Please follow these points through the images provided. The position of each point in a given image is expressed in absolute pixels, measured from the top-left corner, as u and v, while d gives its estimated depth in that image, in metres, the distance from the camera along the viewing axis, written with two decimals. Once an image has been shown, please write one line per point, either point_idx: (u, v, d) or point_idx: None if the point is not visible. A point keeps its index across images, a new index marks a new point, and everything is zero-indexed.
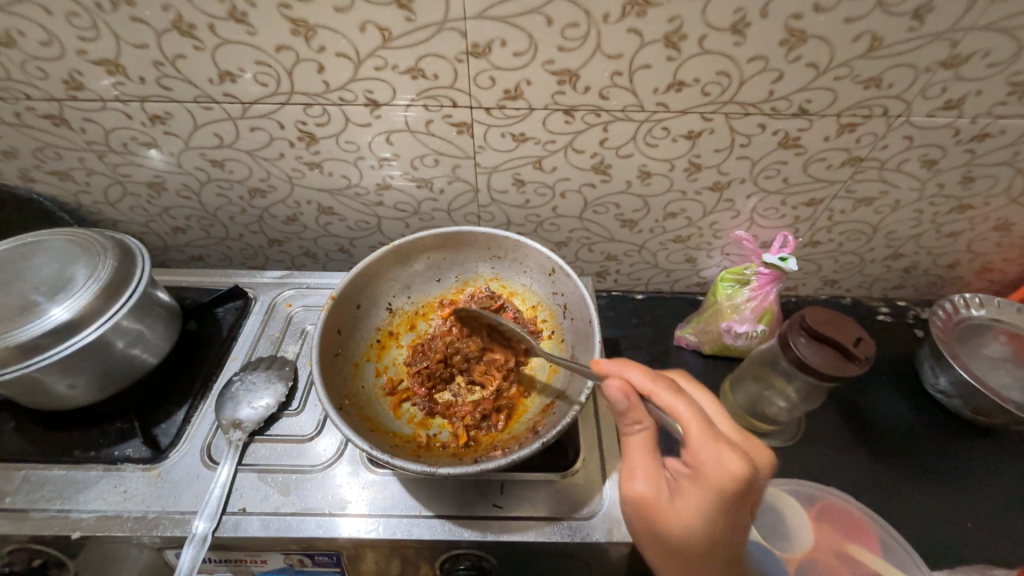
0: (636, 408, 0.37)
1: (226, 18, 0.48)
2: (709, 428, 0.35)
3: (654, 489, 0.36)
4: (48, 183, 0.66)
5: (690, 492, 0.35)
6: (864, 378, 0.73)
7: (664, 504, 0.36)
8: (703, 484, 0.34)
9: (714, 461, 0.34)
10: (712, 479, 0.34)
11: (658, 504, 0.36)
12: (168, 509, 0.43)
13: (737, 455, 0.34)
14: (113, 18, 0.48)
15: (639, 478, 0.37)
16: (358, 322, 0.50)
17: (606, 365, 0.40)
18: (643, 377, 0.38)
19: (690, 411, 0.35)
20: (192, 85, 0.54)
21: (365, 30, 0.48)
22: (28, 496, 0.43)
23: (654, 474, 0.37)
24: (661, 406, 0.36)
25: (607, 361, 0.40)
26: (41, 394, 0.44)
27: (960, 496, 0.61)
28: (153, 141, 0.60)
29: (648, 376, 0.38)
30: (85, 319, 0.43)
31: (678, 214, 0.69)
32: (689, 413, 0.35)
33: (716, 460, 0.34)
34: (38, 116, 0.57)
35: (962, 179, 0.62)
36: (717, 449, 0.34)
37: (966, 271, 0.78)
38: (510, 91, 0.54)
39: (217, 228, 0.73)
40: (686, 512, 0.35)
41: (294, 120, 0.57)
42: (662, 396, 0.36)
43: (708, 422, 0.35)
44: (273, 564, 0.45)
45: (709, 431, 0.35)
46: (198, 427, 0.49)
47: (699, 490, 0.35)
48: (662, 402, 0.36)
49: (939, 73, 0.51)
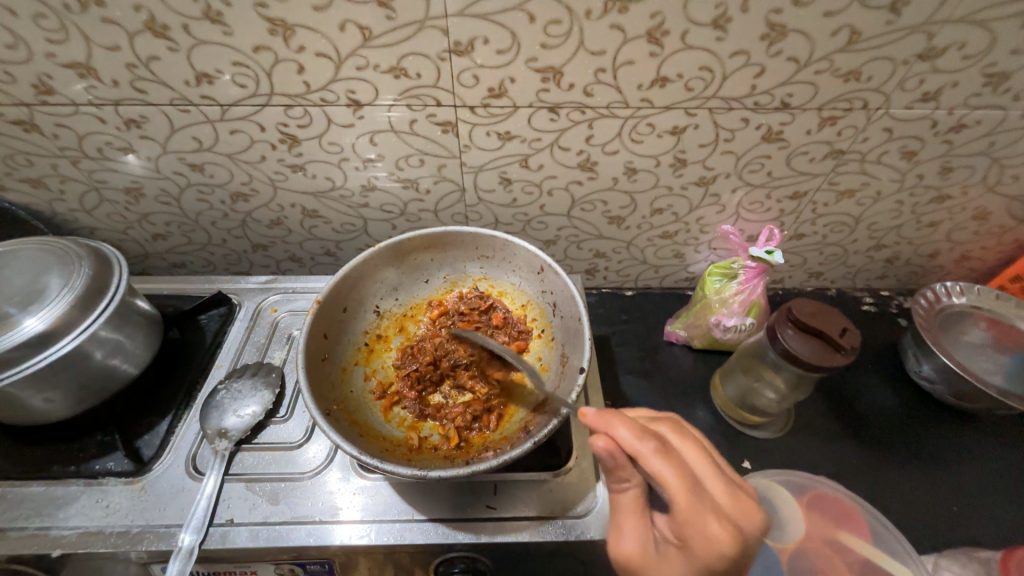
0: (622, 467, 0.37)
1: (201, 19, 0.46)
2: (696, 495, 0.35)
3: (642, 548, 0.37)
4: (20, 191, 0.64)
5: (675, 557, 0.35)
6: (850, 368, 0.74)
7: (651, 564, 0.36)
8: (688, 552, 0.34)
9: (699, 535, 0.34)
10: (697, 550, 0.34)
11: (645, 563, 0.37)
12: (153, 523, 0.42)
13: (722, 528, 0.34)
14: (82, 19, 0.46)
15: (628, 537, 0.37)
16: (346, 326, 0.49)
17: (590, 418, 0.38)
18: (630, 438, 0.36)
19: (676, 480, 0.34)
20: (167, 88, 0.52)
21: (345, 28, 0.47)
22: (5, 515, 0.42)
23: (642, 530, 0.37)
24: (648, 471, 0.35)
25: (591, 415, 0.38)
26: (16, 409, 0.42)
27: (946, 481, 0.62)
28: (129, 146, 0.59)
29: (636, 436, 0.36)
30: (61, 329, 0.41)
31: (665, 210, 0.69)
32: (677, 480, 0.35)
33: (702, 532, 0.34)
34: (7, 121, 0.55)
35: (940, 169, 0.63)
36: (703, 522, 0.34)
37: (946, 260, 0.79)
38: (494, 89, 0.53)
39: (198, 234, 0.71)
40: (671, 574, 0.36)
41: (275, 122, 0.56)
42: (650, 462, 0.35)
43: (695, 487, 0.35)
44: (263, 574, 0.44)
45: (694, 498, 0.34)
46: (182, 438, 0.48)
47: (684, 556, 0.35)
48: (649, 469, 0.35)
49: (917, 65, 0.51)
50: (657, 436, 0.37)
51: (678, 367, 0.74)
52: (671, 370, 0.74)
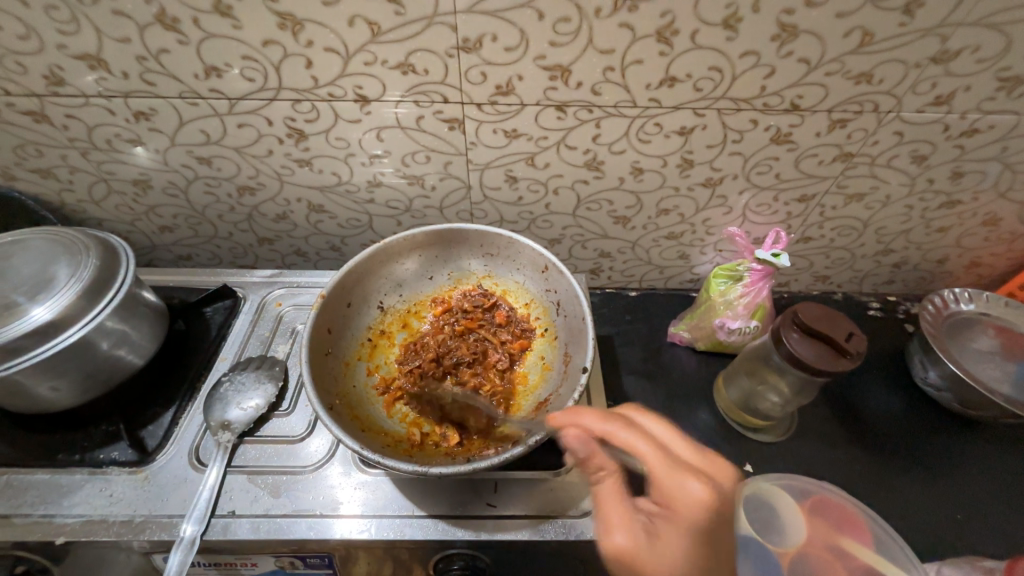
0: (596, 453, 0.39)
1: (211, 12, 0.47)
2: (667, 457, 0.37)
3: (635, 538, 0.35)
4: (30, 181, 0.64)
5: (668, 532, 0.35)
6: (856, 373, 0.73)
7: (645, 554, 0.35)
8: (678, 519, 0.35)
9: (682, 491, 0.35)
10: (682, 511, 0.35)
11: (640, 554, 0.35)
12: (155, 513, 0.42)
13: (700, 481, 0.36)
14: (94, 11, 0.47)
15: (617, 528, 0.36)
16: (350, 321, 0.49)
17: (560, 418, 0.40)
18: (596, 420, 0.39)
19: (647, 444, 0.38)
20: (177, 81, 0.53)
21: (354, 24, 0.47)
22: (10, 502, 0.42)
23: (631, 521, 0.36)
24: (620, 444, 0.38)
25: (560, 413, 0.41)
26: (23, 398, 0.43)
27: (950, 488, 0.62)
28: (138, 138, 0.59)
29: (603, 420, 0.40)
30: (67, 319, 0.42)
31: (671, 211, 0.69)
32: (647, 447, 0.38)
33: (683, 489, 0.35)
34: (18, 112, 0.56)
35: (951, 174, 0.62)
36: (682, 478, 0.35)
37: (955, 267, 0.78)
38: (501, 87, 0.53)
39: (205, 227, 0.71)
40: (667, 555, 0.34)
41: (282, 116, 0.56)
42: (620, 436, 0.39)
43: (666, 451, 0.38)
44: (263, 567, 0.44)
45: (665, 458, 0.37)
46: (186, 429, 0.48)
47: (675, 526, 0.35)
48: (622, 442, 0.38)
49: (930, 68, 0.51)
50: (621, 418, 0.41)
51: (681, 369, 0.74)
52: (674, 372, 0.74)
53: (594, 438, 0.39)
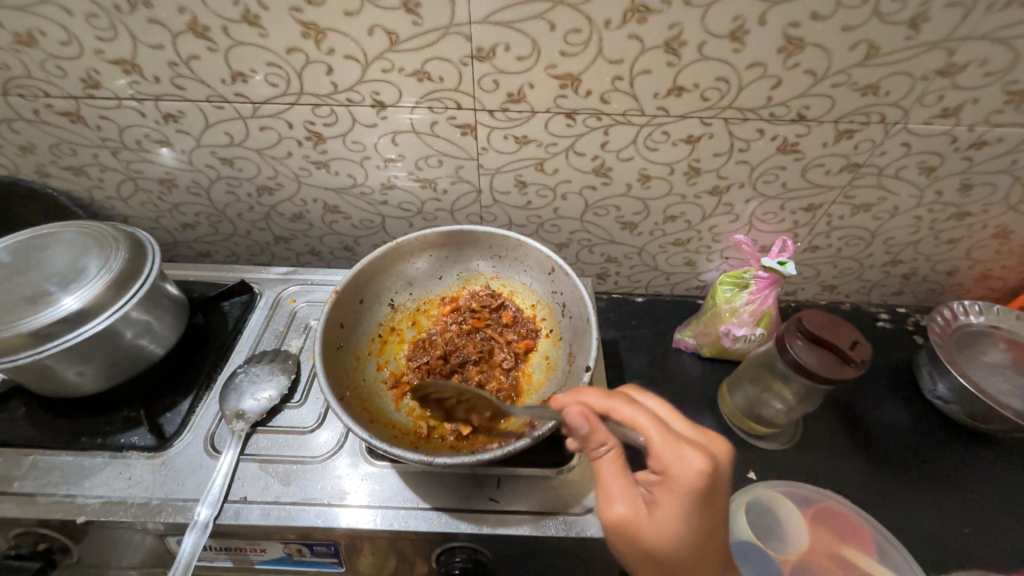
0: (597, 428, 0.39)
1: (239, 21, 0.49)
2: (668, 432, 0.38)
3: (635, 507, 0.36)
4: (63, 178, 0.67)
5: (666, 501, 0.36)
6: (863, 384, 0.73)
7: (643, 521, 0.36)
8: (677, 489, 0.35)
9: (680, 463, 0.36)
10: (681, 482, 0.35)
11: (638, 521, 0.36)
12: (171, 496, 0.44)
13: (699, 451, 0.36)
14: (131, 19, 0.49)
15: (617, 500, 0.37)
16: (362, 317, 0.51)
17: (563, 398, 0.41)
18: (598, 397, 0.40)
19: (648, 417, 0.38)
20: (204, 85, 0.55)
21: (373, 33, 0.50)
22: (35, 481, 0.44)
23: (631, 493, 0.37)
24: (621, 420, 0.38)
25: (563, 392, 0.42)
26: (52, 382, 0.45)
27: (958, 502, 0.61)
28: (165, 139, 0.62)
29: (603, 396, 0.41)
30: (96, 308, 0.44)
31: (678, 218, 0.69)
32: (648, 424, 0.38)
33: (682, 459, 0.36)
34: (56, 113, 0.59)
35: (960, 186, 0.63)
36: (682, 449, 0.36)
37: (965, 279, 0.78)
38: (513, 94, 0.55)
39: (225, 225, 0.74)
40: (666, 523, 0.36)
41: (302, 120, 0.58)
42: (620, 411, 0.39)
43: (667, 426, 0.38)
44: (271, 553, 0.45)
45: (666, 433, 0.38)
46: (202, 417, 0.50)
47: (673, 495, 0.36)
48: (621, 416, 0.38)
49: (936, 81, 0.51)
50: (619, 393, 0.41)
51: (686, 375, 0.74)
52: (679, 378, 0.74)
53: (593, 415, 0.39)
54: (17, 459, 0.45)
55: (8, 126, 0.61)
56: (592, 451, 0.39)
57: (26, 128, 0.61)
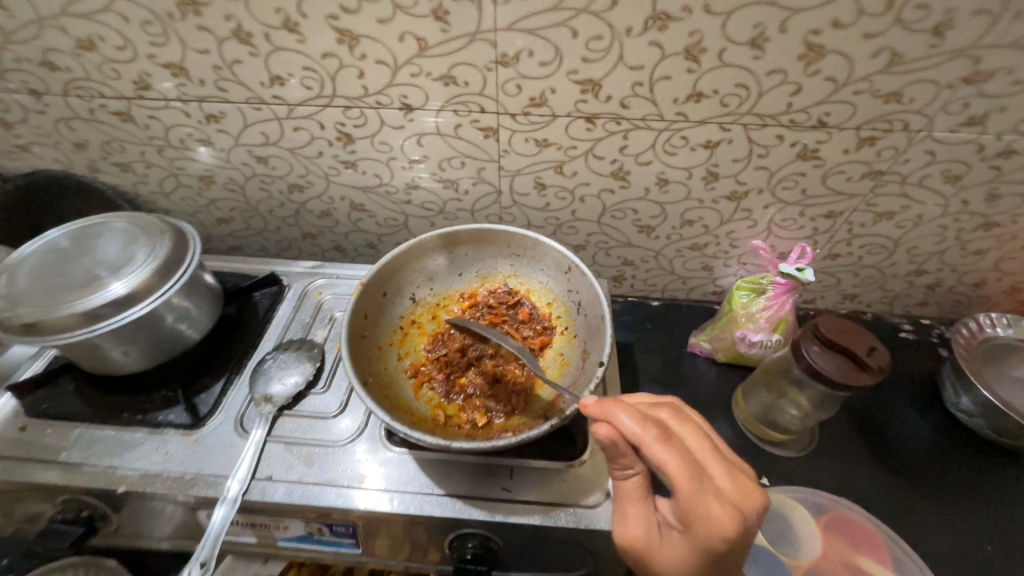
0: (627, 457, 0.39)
1: (280, 28, 0.52)
2: (698, 480, 0.36)
3: (648, 533, 0.39)
4: (112, 173, 0.72)
5: (678, 542, 0.37)
6: (883, 395, 0.72)
7: (654, 550, 0.38)
8: (693, 536, 0.36)
9: (703, 517, 0.35)
10: (699, 534, 0.35)
11: (648, 548, 0.38)
12: (203, 471, 0.47)
13: (724, 505, 0.35)
14: (181, 26, 0.53)
15: (632, 522, 0.39)
16: (385, 309, 0.53)
17: (592, 412, 0.40)
18: (633, 424, 0.38)
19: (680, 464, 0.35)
20: (245, 87, 0.59)
21: (404, 39, 0.52)
22: (81, 452, 0.48)
23: (647, 519, 0.39)
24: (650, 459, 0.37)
25: (593, 406, 0.40)
26: (99, 360, 0.49)
27: (980, 519, 0.60)
28: (206, 138, 0.66)
29: (638, 423, 0.38)
30: (145, 291, 0.47)
31: (696, 222, 0.70)
32: (680, 474, 0.36)
33: (704, 514, 0.35)
34: (109, 112, 0.64)
35: (987, 196, 0.62)
36: (706, 504, 0.35)
37: (994, 291, 0.76)
38: (535, 99, 0.57)
39: (257, 221, 0.78)
40: (673, 560, 0.37)
41: (334, 121, 0.61)
42: (651, 447, 0.37)
43: (699, 474, 0.36)
44: (294, 531, 0.48)
45: (699, 489, 0.36)
46: (233, 399, 0.53)
47: (688, 544, 0.36)
48: (650, 454, 0.37)
49: (962, 89, 0.51)
50: (658, 421, 0.39)
51: (700, 380, 0.75)
52: (693, 382, 0.74)
53: (624, 442, 0.38)
54: (66, 431, 0.49)
55: (65, 124, 0.66)
56: (619, 472, 0.41)
57: (81, 126, 0.66)
